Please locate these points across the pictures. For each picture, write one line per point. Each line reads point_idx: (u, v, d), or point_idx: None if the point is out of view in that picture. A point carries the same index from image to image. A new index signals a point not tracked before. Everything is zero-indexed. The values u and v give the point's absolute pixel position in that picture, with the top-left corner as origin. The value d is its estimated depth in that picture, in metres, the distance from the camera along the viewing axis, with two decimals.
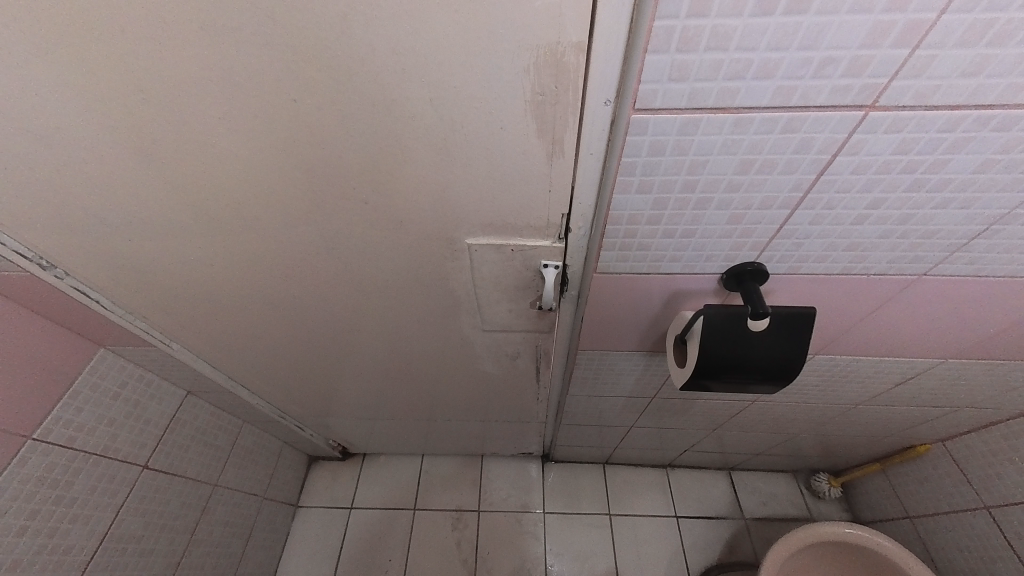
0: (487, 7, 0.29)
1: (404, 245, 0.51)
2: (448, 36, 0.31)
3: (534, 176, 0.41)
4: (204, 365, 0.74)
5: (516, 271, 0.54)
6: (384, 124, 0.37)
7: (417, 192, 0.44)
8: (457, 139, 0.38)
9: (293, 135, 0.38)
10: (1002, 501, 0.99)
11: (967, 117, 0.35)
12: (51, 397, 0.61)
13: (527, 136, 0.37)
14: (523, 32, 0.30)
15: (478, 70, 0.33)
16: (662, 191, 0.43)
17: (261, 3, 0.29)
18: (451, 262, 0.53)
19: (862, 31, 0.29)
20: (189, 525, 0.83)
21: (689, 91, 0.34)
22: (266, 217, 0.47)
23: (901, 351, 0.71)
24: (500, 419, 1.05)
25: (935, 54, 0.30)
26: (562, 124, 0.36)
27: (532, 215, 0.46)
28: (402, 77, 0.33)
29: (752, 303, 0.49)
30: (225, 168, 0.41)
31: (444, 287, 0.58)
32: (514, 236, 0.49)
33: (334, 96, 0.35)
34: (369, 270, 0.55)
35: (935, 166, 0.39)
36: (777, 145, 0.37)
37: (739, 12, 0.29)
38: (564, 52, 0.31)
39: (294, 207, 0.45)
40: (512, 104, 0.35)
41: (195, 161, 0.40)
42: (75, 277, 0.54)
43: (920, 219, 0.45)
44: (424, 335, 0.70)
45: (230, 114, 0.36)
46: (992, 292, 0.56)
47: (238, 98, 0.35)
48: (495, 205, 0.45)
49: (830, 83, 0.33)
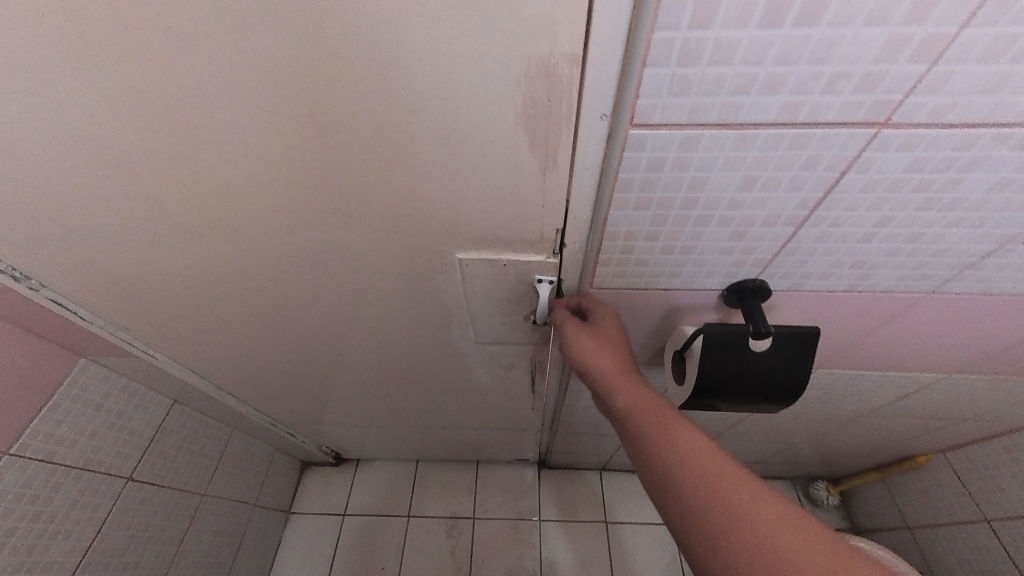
0: (473, 14, 0.27)
1: (391, 257, 0.49)
2: (433, 45, 0.29)
3: (526, 190, 0.39)
4: (190, 374, 0.73)
5: (509, 284, 0.52)
6: (367, 135, 0.35)
7: (402, 206, 0.42)
8: (446, 152, 0.36)
9: (271, 146, 0.36)
10: (1004, 514, 0.98)
11: (984, 135, 0.33)
12: (29, 410, 0.60)
13: (518, 149, 0.36)
14: (513, 41, 0.28)
15: (465, 81, 0.31)
16: (661, 208, 0.41)
17: (229, 8, 0.27)
18: (442, 275, 0.51)
19: (877, 44, 0.27)
20: (176, 536, 0.81)
21: (690, 105, 0.32)
22: (246, 228, 0.45)
23: (904, 366, 0.69)
24: (495, 426, 1.03)
25: (953, 70, 0.28)
26: (555, 137, 0.34)
27: (525, 230, 0.44)
28: (384, 87, 0.31)
29: (753, 322, 0.48)
30: (201, 179, 0.39)
31: (435, 300, 0.56)
32: (507, 250, 0.47)
33: (312, 106, 0.33)
34: (358, 282, 0.53)
35: (949, 185, 0.37)
36: (783, 162, 0.35)
37: (745, 23, 0.27)
38: (557, 63, 0.29)
39: (276, 219, 0.43)
40: (502, 116, 0.33)
41: (169, 172, 0.38)
42: (51, 288, 0.52)
43: (930, 237, 0.43)
44: (416, 345, 0.68)
45: (205, 125, 0.34)
46: (1001, 309, 0.54)
47: (209, 108, 0.33)
48: (486, 218, 0.43)
49: (840, 99, 0.31)
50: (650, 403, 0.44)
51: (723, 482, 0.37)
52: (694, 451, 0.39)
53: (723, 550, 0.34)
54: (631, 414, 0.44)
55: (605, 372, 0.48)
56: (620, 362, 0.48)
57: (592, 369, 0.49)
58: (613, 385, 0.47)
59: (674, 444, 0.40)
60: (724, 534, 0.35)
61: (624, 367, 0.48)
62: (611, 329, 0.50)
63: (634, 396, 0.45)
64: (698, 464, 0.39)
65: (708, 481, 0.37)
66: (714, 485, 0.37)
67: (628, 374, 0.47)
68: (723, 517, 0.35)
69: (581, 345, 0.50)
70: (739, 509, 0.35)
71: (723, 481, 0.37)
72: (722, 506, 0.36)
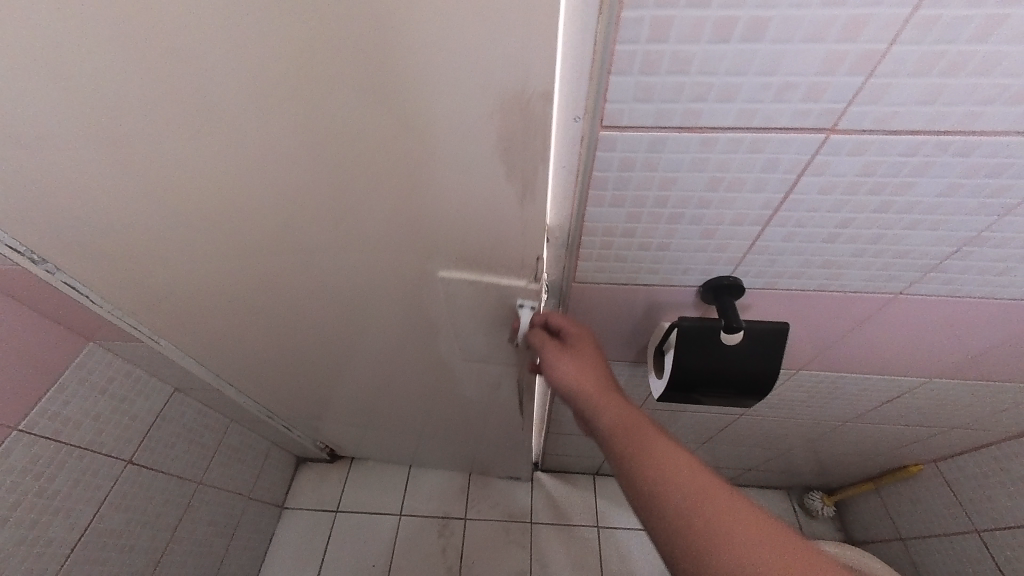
0: (452, 55, 0.30)
1: (379, 268, 0.52)
2: (416, 80, 0.31)
3: (504, 214, 0.42)
4: (191, 363, 0.75)
5: (492, 304, 0.55)
6: (356, 155, 0.37)
7: (389, 221, 0.45)
8: (435, 176, 0.39)
9: (266, 155, 0.39)
10: (994, 524, 0.98)
11: (927, 142, 0.36)
12: (37, 390, 0.63)
13: (495, 176, 0.38)
14: (489, 80, 0.31)
15: (446, 114, 0.34)
16: (636, 205, 0.43)
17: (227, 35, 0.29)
18: (427, 289, 0.54)
19: (818, 59, 0.30)
20: (171, 522, 0.84)
21: (654, 111, 0.35)
22: (242, 228, 0.47)
23: (884, 369, 0.71)
24: (486, 441, 1.05)
25: (889, 83, 0.31)
26: (529, 165, 0.37)
27: (506, 251, 0.47)
28: (372, 112, 0.34)
29: (726, 316, 0.50)
30: (200, 180, 0.42)
31: (422, 312, 0.60)
32: (487, 272, 0.50)
33: (304, 123, 0.35)
34: (349, 287, 0.56)
35: (901, 189, 0.40)
36: (745, 164, 0.38)
37: (697, 38, 0.30)
38: (530, 99, 0.32)
39: (270, 221, 0.46)
40: (480, 145, 0.36)
41: (170, 173, 0.41)
42: (65, 273, 0.55)
43: (891, 239, 0.46)
44: (403, 354, 0.70)
45: (205, 135, 0.37)
46: (971, 313, 0.57)
47: (209, 119, 0.35)
48: (468, 237, 0.46)
49: (791, 106, 0.34)
50: (631, 420, 0.47)
51: (694, 488, 0.40)
52: (669, 462, 0.42)
53: (694, 548, 0.36)
54: (611, 430, 0.48)
55: (589, 393, 0.52)
56: (602, 382, 0.52)
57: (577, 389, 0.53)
58: (597, 405, 0.50)
59: (651, 456, 0.43)
60: (695, 538, 0.37)
61: (605, 389, 0.52)
62: (591, 355, 0.55)
63: (615, 415, 0.48)
64: (674, 472, 0.41)
65: (680, 487, 0.40)
66: (686, 490, 0.40)
67: (610, 395, 0.51)
68: (694, 521, 0.38)
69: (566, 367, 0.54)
70: (705, 515, 0.38)
71: (695, 488, 0.40)
72: (693, 508, 0.38)
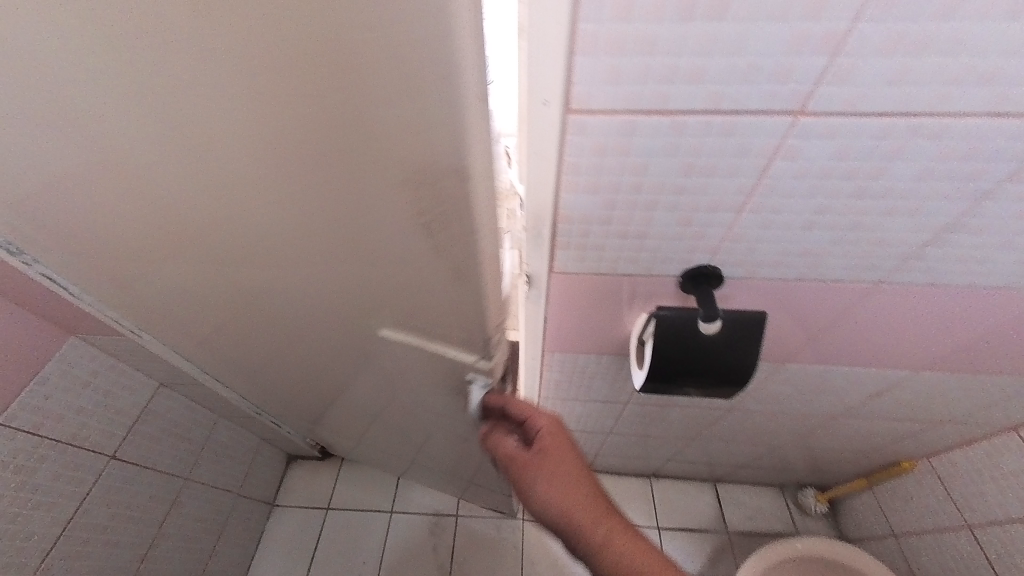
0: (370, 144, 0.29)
1: (324, 321, 0.51)
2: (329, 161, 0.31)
3: (435, 289, 0.42)
4: (176, 358, 0.74)
5: (442, 368, 0.56)
6: (282, 221, 0.37)
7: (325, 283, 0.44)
8: (387, 257, 0.39)
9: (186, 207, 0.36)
10: (985, 520, 0.97)
11: (898, 124, 0.35)
12: (17, 382, 0.63)
13: (422, 252, 0.38)
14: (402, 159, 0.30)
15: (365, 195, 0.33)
16: (610, 191, 0.43)
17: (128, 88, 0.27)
18: (374, 345, 0.54)
19: (783, 38, 0.30)
20: (157, 518, 0.84)
21: (621, 93, 0.34)
22: (168, 264, 0.45)
23: (869, 362, 0.71)
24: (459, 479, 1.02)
25: (855, 62, 0.31)
26: (457, 245, 0.37)
27: (454, 325, 0.47)
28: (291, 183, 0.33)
29: (705, 305, 0.50)
30: (111, 217, 0.38)
31: (391, 355, 0.55)
32: (430, 340, 0.51)
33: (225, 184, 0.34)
34: (295, 329, 0.55)
35: (874, 174, 0.40)
36: (716, 148, 0.38)
37: (659, 18, 0.30)
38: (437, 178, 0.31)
39: (202, 265, 0.44)
40: (400, 225, 0.35)
41: (80, 212, 0.38)
42: (41, 265, 0.52)
43: (867, 226, 0.45)
44: (362, 395, 0.70)
45: (115, 176, 0.34)
46: (953, 304, 0.57)
47: (123, 168, 0.33)
48: (407, 306, 0.46)
49: (757, 88, 0.34)
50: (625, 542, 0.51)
51: None
52: None
53: None
54: (608, 552, 0.51)
55: (580, 518, 0.53)
56: (591, 500, 0.53)
57: (567, 515, 0.53)
58: (590, 530, 0.52)
59: None
60: None
61: (594, 503, 0.53)
62: (575, 467, 0.55)
63: (610, 539, 0.52)
64: None
65: None
66: None
67: (601, 515, 0.53)
68: None
69: (555, 493, 0.54)
70: None
71: None
72: None
